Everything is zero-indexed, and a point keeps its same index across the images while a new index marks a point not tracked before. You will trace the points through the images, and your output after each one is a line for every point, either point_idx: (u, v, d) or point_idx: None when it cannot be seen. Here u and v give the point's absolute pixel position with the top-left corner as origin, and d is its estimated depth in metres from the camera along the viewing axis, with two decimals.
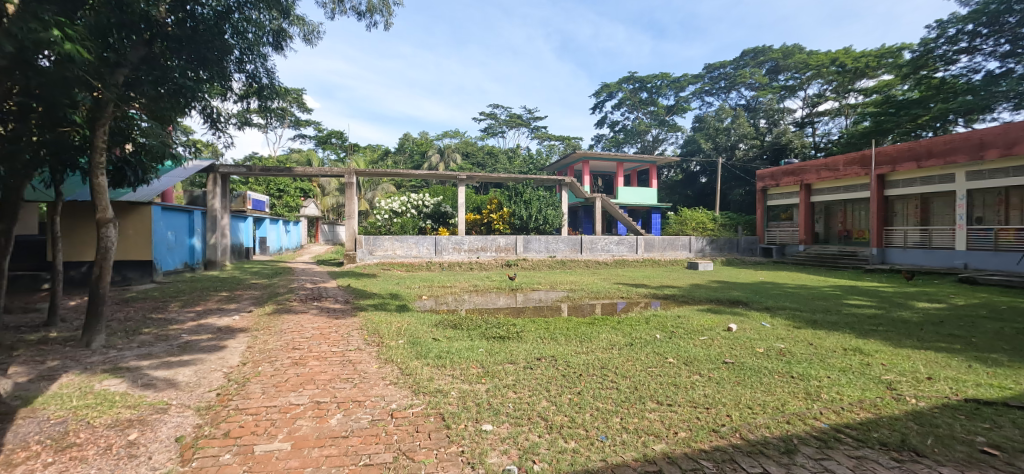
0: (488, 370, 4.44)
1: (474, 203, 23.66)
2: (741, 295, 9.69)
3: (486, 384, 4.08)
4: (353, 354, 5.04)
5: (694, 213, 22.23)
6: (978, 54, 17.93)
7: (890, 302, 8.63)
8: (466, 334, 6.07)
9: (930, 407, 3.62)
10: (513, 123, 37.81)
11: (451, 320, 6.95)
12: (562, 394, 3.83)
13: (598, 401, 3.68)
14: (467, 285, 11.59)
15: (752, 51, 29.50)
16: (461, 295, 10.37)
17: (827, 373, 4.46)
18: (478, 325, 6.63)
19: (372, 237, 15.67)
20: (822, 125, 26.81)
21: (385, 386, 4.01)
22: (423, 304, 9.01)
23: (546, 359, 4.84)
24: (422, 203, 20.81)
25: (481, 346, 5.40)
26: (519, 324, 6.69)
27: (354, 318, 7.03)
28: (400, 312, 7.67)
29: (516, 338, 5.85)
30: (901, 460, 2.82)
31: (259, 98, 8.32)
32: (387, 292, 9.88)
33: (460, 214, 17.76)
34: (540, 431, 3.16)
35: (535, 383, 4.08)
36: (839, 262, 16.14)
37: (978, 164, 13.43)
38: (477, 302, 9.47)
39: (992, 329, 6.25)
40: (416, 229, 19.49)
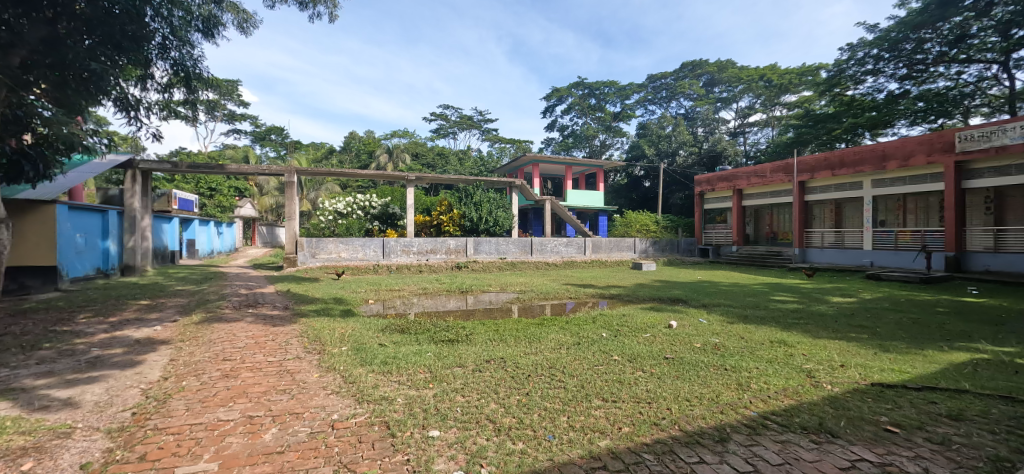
0: (436, 374, 4.36)
1: (423, 205, 23.28)
2: (681, 293, 10.15)
3: (434, 389, 4.00)
4: (292, 364, 4.78)
5: (639, 216, 23.09)
6: (882, 75, 19.90)
7: (810, 297, 9.37)
8: (414, 338, 5.94)
9: (843, 392, 3.96)
10: (463, 125, 37.62)
11: (399, 324, 6.79)
12: (510, 395, 3.83)
13: (546, 401, 3.71)
14: (416, 288, 11.37)
15: (691, 64, 30.68)
16: (409, 298, 10.15)
17: (755, 364, 4.76)
18: (427, 329, 6.51)
19: (315, 239, 14.98)
20: (752, 135, 28.80)
21: (327, 396, 3.83)
22: (369, 308, 8.74)
23: (495, 361, 4.83)
24: (369, 204, 20.24)
25: (429, 350, 5.30)
26: (469, 327, 6.63)
27: (293, 325, 6.68)
28: (345, 317, 7.39)
29: (465, 341, 5.79)
30: (819, 442, 3.05)
31: (186, 88, 7.70)
32: (331, 297, 9.50)
33: (409, 216, 17.37)
34: (488, 434, 3.13)
35: (483, 385, 4.05)
36: (767, 261, 17.33)
37: (882, 174, 14.92)
38: (426, 305, 9.32)
39: (894, 319, 6.97)
40: (362, 232, 18.90)
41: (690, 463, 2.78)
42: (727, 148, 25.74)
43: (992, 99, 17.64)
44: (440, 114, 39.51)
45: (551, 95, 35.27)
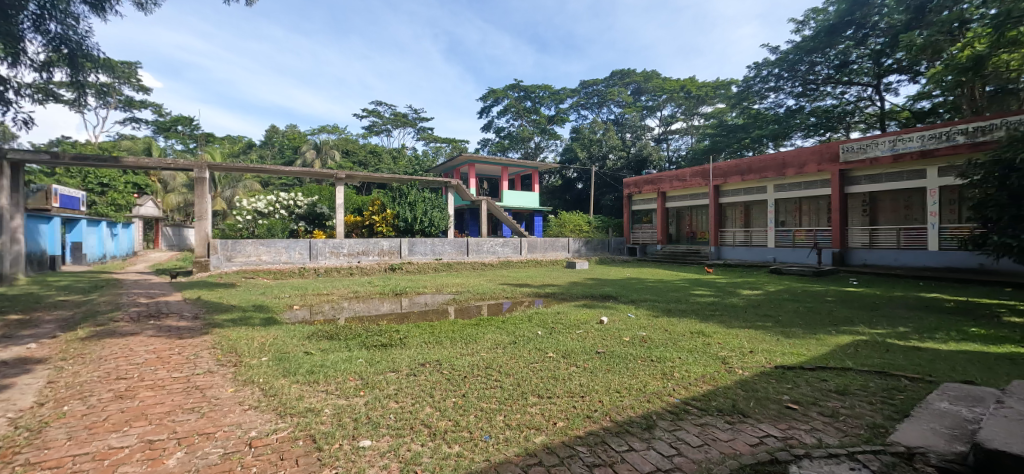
0: (368, 381, 4.29)
1: (354, 204, 22.53)
2: (611, 290, 10.66)
3: (365, 396, 3.94)
4: (201, 379, 4.48)
5: (572, 216, 23.86)
6: (782, 92, 22.29)
7: (724, 291, 10.24)
8: (344, 345, 5.77)
9: (753, 376, 4.41)
10: (398, 122, 36.72)
11: (327, 330, 6.53)
12: (446, 398, 3.86)
13: (482, 401, 3.79)
14: (346, 292, 10.94)
15: (620, 73, 32.00)
16: (339, 302, 9.79)
17: (678, 354, 5.16)
18: (358, 334, 6.33)
19: (231, 241, 13.95)
20: (674, 142, 30.87)
21: (243, 412, 3.64)
22: (294, 315, 8.30)
23: (430, 364, 4.83)
24: (294, 203, 19.37)
25: (360, 356, 5.18)
26: (403, 330, 6.55)
27: (204, 336, 6.22)
28: (266, 325, 6.97)
29: (399, 345, 5.72)
30: (733, 422, 3.40)
31: (69, 69, 7.22)
32: (250, 304, 8.90)
33: (339, 216, 16.72)
34: (422, 439, 3.15)
35: (418, 390, 4.05)
36: (687, 259, 18.64)
37: (783, 179, 16.60)
38: (357, 309, 9.01)
39: (793, 308, 7.83)
40: (286, 233, 17.85)
41: (620, 451, 2.98)
42: (652, 153, 27.29)
43: (867, 117, 19.93)
44: (373, 111, 38.27)
45: (487, 95, 35.39)
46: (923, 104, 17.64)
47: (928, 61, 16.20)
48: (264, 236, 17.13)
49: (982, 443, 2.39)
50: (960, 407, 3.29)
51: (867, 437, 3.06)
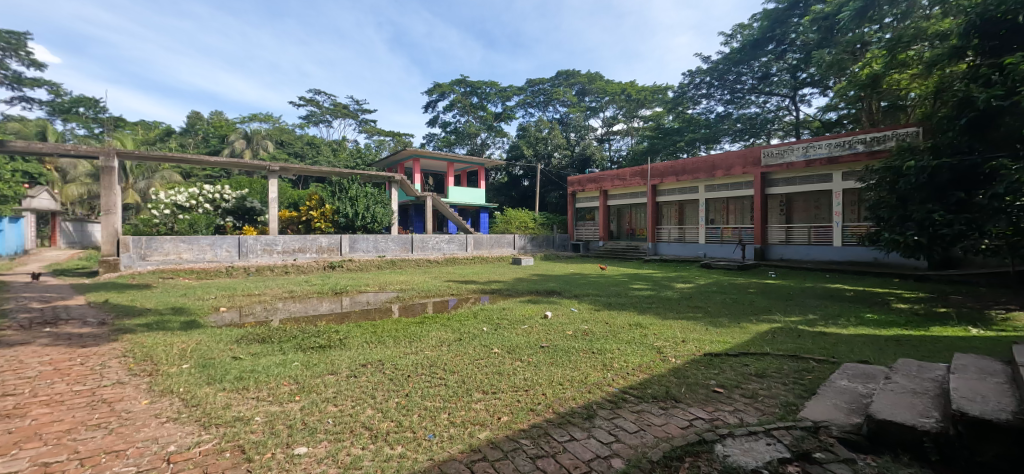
0: (304, 385, 4.17)
1: (288, 199, 21.65)
2: (555, 286, 10.95)
3: (301, 401, 3.84)
4: (109, 391, 4.15)
5: (517, 213, 24.12)
6: (712, 99, 23.88)
7: (660, 285, 10.85)
8: (278, 348, 5.54)
9: (684, 363, 4.76)
10: (338, 113, 35.26)
11: (258, 333, 6.23)
12: (388, 399, 3.84)
13: (426, 400, 3.82)
14: (280, 292, 10.43)
15: (565, 73, 32.62)
16: (273, 303, 9.33)
17: (617, 345, 5.44)
18: (293, 336, 6.09)
19: (145, 238, 12.84)
20: (616, 142, 32.05)
21: (160, 426, 3.43)
22: (220, 318, 7.81)
23: (372, 365, 4.78)
24: (219, 196, 18.22)
25: (296, 359, 5.01)
26: (343, 330, 6.40)
27: (113, 344, 5.72)
28: (187, 330, 6.52)
29: (339, 346, 5.59)
30: (666, 407, 3.66)
31: None
32: (168, 307, 8.26)
33: (272, 211, 15.93)
34: (363, 442, 3.14)
35: (359, 392, 3.99)
36: (627, 255, 19.49)
37: (713, 180, 17.75)
38: (292, 310, 8.63)
39: (719, 300, 8.46)
40: (211, 228, 16.68)
41: (563, 441, 3.11)
42: (595, 152, 28.22)
43: (784, 125, 22.00)
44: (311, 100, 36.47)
45: (433, 89, 34.82)
46: (830, 115, 19.59)
47: (836, 76, 18.05)
48: (186, 233, 15.93)
49: (872, 415, 2.75)
50: (856, 384, 3.76)
51: (781, 414, 3.41)
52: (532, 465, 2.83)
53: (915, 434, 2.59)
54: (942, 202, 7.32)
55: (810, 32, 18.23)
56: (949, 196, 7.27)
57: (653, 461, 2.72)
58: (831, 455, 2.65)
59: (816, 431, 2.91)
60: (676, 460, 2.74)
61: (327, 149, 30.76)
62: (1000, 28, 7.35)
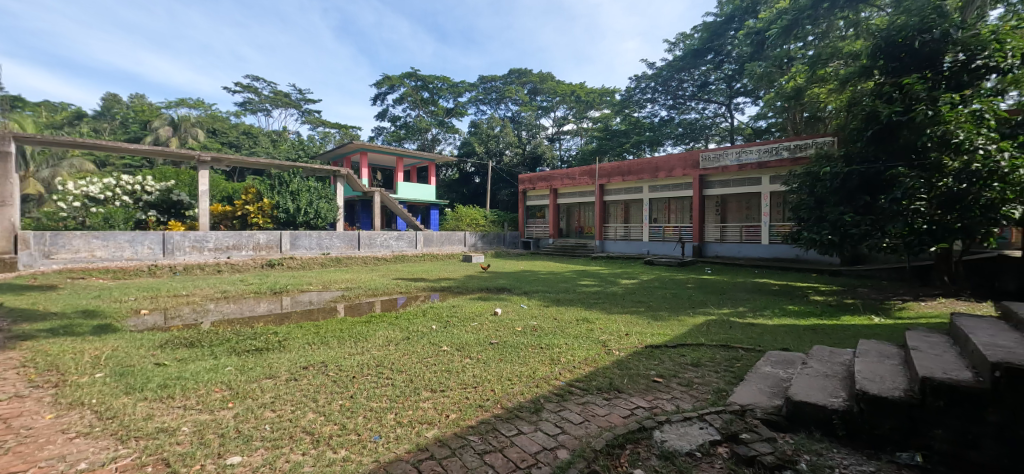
0: (239, 390, 4.00)
1: (221, 193, 20.39)
2: (505, 283, 11.07)
3: (234, 408, 3.68)
4: (6, 406, 3.78)
5: (469, 210, 24.06)
6: (656, 104, 24.93)
7: (606, 281, 11.26)
8: (209, 352, 5.26)
9: (626, 355, 5.01)
10: (278, 102, 33.49)
11: (185, 338, 5.86)
12: (331, 401, 3.77)
13: (372, 401, 3.78)
14: (211, 292, 9.81)
15: (517, 72, 32.77)
16: (205, 304, 8.79)
17: (565, 340, 5.63)
18: (226, 339, 5.79)
19: (49, 235, 11.60)
20: (566, 141, 32.72)
21: (68, 442, 3.17)
22: (142, 321, 7.26)
23: (314, 367, 4.66)
24: (139, 188, 16.90)
25: (229, 363, 4.78)
26: (282, 332, 6.17)
27: (9, 353, 5.18)
28: (100, 335, 6.00)
29: (278, 349, 5.38)
30: (610, 398, 3.84)
31: None
32: (78, 310, 7.55)
33: (201, 206, 14.91)
34: (304, 447, 3.06)
35: (299, 396, 3.88)
36: (576, 253, 20.00)
37: (656, 181, 18.57)
38: (225, 312, 8.17)
39: (660, 295, 8.93)
40: (130, 223, 15.45)
41: (510, 436, 3.19)
42: (545, 151, 28.73)
43: (720, 131, 23.45)
44: (248, 87, 34.38)
45: (382, 82, 33.90)
46: (760, 123, 21.12)
47: (766, 88, 19.48)
48: (101, 228, 14.62)
49: (789, 397, 3.04)
50: (778, 369, 4.13)
51: (713, 400, 3.68)
52: (480, 460, 2.89)
53: (825, 413, 2.88)
54: (851, 205, 8.13)
55: (743, 45, 19.54)
56: (858, 199, 8.09)
57: (597, 449, 2.85)
58: (755, 434, 2.89)
59: (742, 414, 3.17)
60: (618, 447, 2.89)
61: (266, 139, 29.19)
62: (900, 51, 8.26)
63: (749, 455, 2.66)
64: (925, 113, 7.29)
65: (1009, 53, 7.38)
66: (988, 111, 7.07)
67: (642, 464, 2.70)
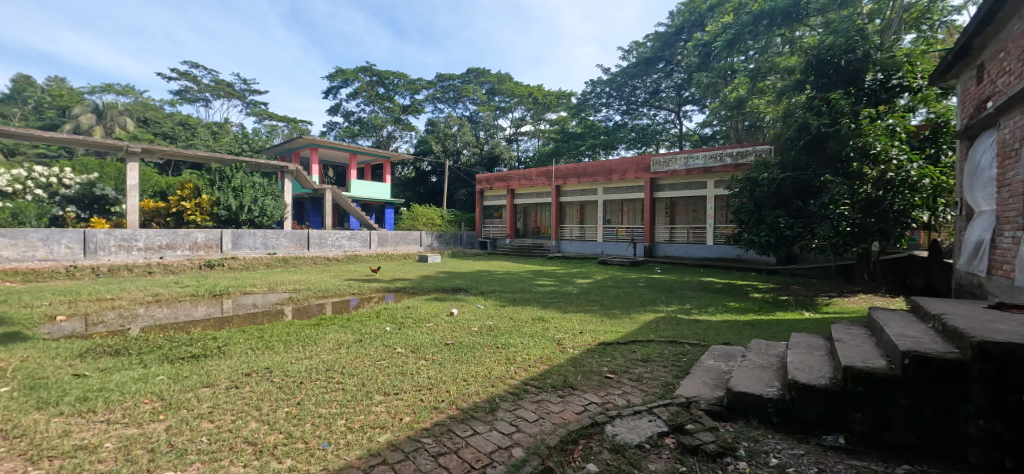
0: (172, 401, 3.77)
1: (153, 189, 19.18)
2: (461, 283, 11.05)
3: (167, 420, 3.46)
4: None
5: (425, 210, 23.75)
6: (611, 109, 25.64)
7: (561, 280, 11.50)
8: (138, 361, 4.93)
9: (580, 353, 5.16)
10: (220, 92, 31.63)
11: (110, 346, 5.46)
12: (277, 409, 3.63)
13: (321, 407, 3.68)
14: (141, 296, 9.17)
15: (475, 71, 32.61)
16: (134, 308, 8.22)
17: (520, 339, 5.72)
18: (157, 347, 5.45)
19: None
20: (523, 142, 33.00)
21: None
22: (59, 328, 6.68)
23: (258, 373, 4.48)
24: (60, 182, 16.06)
25: (161, 372, 4.50)
26: (222, 337, 5.88)
27: None
28: (8, 345, 5.48)
29: (218, 355, 5.13)
30: (564, 395, 3.95)
31: None
32: None
33: (129, 202, 13.91)
34: (246, 458, 2.93)
35: (240, 405, 3.71)
36: (532, 253, 20.24)
37: (610, 183, 19.10)
38: (158, 316, 7.66)
39: (612, 294, 9.22)
40: (44, 219, 14.18)
41: (465, 437, 3.20)
42: (503, 152, 28.86)
43: (670, 137, 24.45)
44: (186, 74, 32.24)
45: (335, 75, 32.80)
46: (707, 130, 22.23)
47: (712, 97, 20.53)
48: (9, 225, 13.30)
49: (730, 389, 3.25)
50: (720, 363, 4.39)
51: (661, 393, 3.85)
52: (434, 463, 2.87)
53: (761, 402, 3.10)
54: (785, 209, 8.75)
55: (692, 55, 20.48)
56: (791, 203, 8.73)
57: (550, 446, 2.91)
58: (699, 425, 3.07)
59: (688, 406, 3.35)
60: (571, 443, 2.98)
61: (206, 130, 27.50)
62: (829, 68, 8.96)
63: (693, 444, 2.82)
64: (848, 126, 8.03)
65: (919, 74, 8.33)
66: (900, 125, 8.00)
67: (594, 458, 2.81)
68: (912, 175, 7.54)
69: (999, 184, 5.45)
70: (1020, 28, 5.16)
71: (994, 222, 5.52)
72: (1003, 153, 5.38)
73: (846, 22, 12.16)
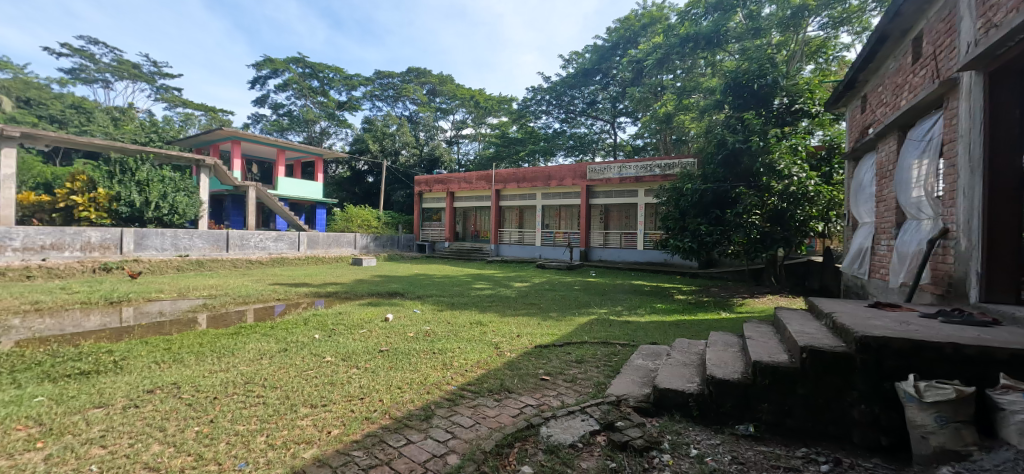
0: (52, 427, 3.35)
1: (36, 181, 16.99)
2: (398, 287, 10.83)
3: (46, 448, 3.08)
4: None
5: (360, 211, 22.89)
6: (550, 117, 26.29)
7: (499, 284, 11.62)
8: (10, 381, 4.33)
9: (517, 356, 5.25)
10: (124, 73, 28.53)
11: None
12: (185, 429, 3.34)
13: (238, 424, 3.44)
14: (17, 304, 8.05)
15: (416, 71, 31.85)
16: (9, 318, 7.21)
17: (458, 344, 5.72)
18: (37, 363, 4.82)
19: None
20: (464, 145, 32.92)
21: None
22: None
23: (163, 389, 4.10)
24: None
25: (40, 393, 4.00)
26: (119, 350, 5.32)
27: None
28: None
29: (113, 371, 4.63)
30: (500, 399, 4.00)
31: None
32: None
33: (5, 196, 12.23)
34: None
35: (139, 426, 3.37)
36: (470, 257, 20.21)
37: (548, 189, 19.54)
38: (39, 327, 6.77)
39: (549, 296, 9.44)
40: None
41: (398, 446, 3.14)
42: (443, 154, 28.59)
43: (606, 146, 25.49)
44: (80, 51, 28.74)
45: (263, 64, 30.86)
46: (638, 141, 23.45)
47: (643, 110, 21.70)
48: None
49: (656, 386, 3.47)
50: (648, 361, 4.66)
51: (594, 393, 4.02)
52: None
53: (683, 397, 3.35)
54: (706, 217, 9.39)
55: (626, 70, 21.53)
56: (710, 212, 9.38)
57: (486, 451, 2.94)
58: (629, 421, 3.25)
59: (618, 404, 3.53)
60: (507, 447, 3.03)
61: (106, 116, 24.72)
62: (744, 90, 9.84)
63: (622, 440, 2.98)
64: (759, 143, 8.83)
65: (817, 101, 9.41)
66: (800, 145, 8.95)
67: (529, 460, 2.88)
68: (810, 190, 8.54)
69: (877, 200, 6.26)
70: (895, 67, 5.97)
71: (873, 232, 6.33)
72: (881, 173, 6.19)
73: (758, 50, 13.39)
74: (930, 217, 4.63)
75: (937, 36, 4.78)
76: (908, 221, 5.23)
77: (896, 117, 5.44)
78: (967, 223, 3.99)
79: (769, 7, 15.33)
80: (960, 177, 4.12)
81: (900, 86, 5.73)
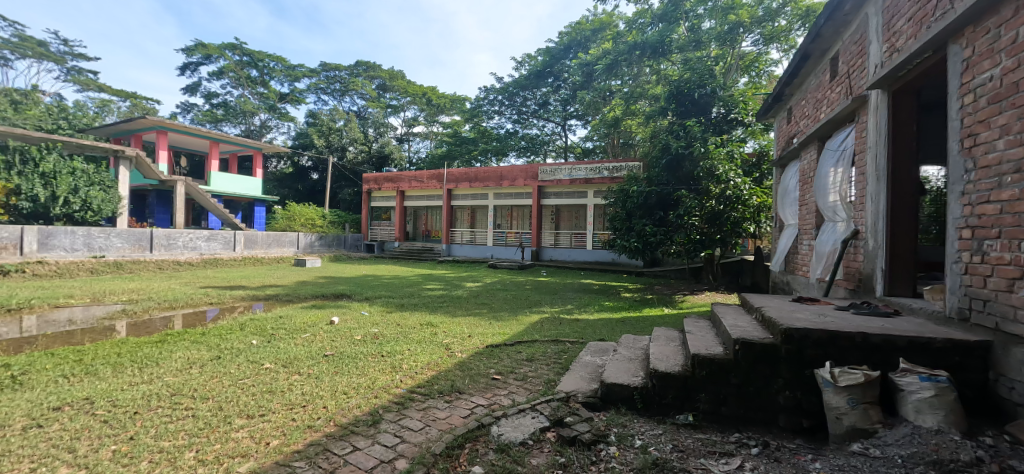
0: None
1: None
2: (345, 288, 10.51)
3: None
4: None
5: (304, 209, 21.90)
6: (503, 117, 26.34)
7: (451, 284, 11.53)
8: None
9: (468, 356, 5.26)
10: (26, 51, 25.53)
11: None
12: (100, 449, 3.09)
13: (162, 440, 3.21)
14: None
15: (365, 64, 30.65)
16: None
17: (408, 346, 5.64)
18: None
19: None
20: (415, 143, 32.41)
21: None
22: None
23: (73, 406, 3.76)
24: None
25: None
26: (19, 364, 4.78)
27: None
28: None
29: (11, 388, 4.17)
30: (450, 400, 4.00)
31: None
32: None
33: None
34: None
35: (44, 448, 3.07)
36: (421, 257, 19.88)
37: (499, 189, 19.57)
38: None
39: (500, 296, 9.50)
40: None
41: (343, 455, 3.06)
42: (393, 152, 27.89)
43: (557, 148, 26.05)
44: None
45: (193, 48, 28.72)
46: (589, 144, 24.04)
47: (593, 114, 22.38)
48: None
49: (603, 381, 3.61)
50: (596, 358, 4.83)
51: (544, 390, 4.11)
52: None
53: (629, 391, 3.51)
54: (650, 218, 9.84)
55: (576, 74, 22.07)
56: (654, 214, 9.86)
57: (437, 453, 2.94)
58: (577, 417, 3.35)
59: (567, 401, 3.63)
60: (457, 448, 3.04)
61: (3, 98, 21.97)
62: (685, 98, 10.40)
63: (570, 436, 3.08)
64: (700, 149, 9.40)
65: (749, 112, 10.15)
66: (736, 152, 9.41)
67: (479, 460, 2.90)
68: (744, 194, 8.90)
69: (800, 205, 6.80)
70: (815, 83, 6.52)
71: (796, 234, 6.88)
72: (803, 179, 6.73)
73: (700, 61, 14.10)
74: (844, 220, 5.10)
75: (851, 57, 5.28)
76: (827, 223, 5.71)
77: (816, 129, 5.95)
78: (874, 225, 4.45)
79: (708, 21, 16.28)
80: (869, 184, 4.58)
81: (820, 101, 6.27)
